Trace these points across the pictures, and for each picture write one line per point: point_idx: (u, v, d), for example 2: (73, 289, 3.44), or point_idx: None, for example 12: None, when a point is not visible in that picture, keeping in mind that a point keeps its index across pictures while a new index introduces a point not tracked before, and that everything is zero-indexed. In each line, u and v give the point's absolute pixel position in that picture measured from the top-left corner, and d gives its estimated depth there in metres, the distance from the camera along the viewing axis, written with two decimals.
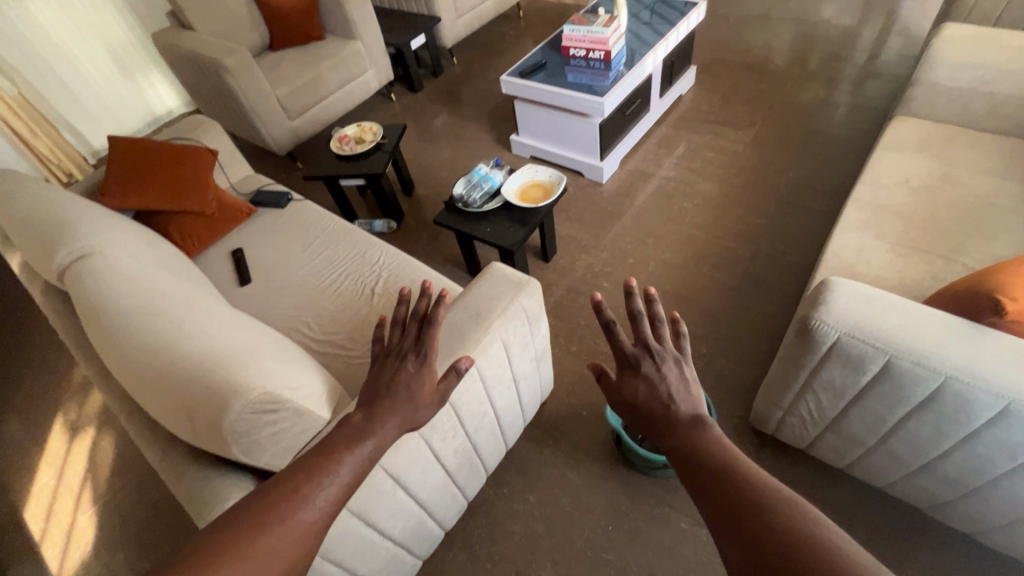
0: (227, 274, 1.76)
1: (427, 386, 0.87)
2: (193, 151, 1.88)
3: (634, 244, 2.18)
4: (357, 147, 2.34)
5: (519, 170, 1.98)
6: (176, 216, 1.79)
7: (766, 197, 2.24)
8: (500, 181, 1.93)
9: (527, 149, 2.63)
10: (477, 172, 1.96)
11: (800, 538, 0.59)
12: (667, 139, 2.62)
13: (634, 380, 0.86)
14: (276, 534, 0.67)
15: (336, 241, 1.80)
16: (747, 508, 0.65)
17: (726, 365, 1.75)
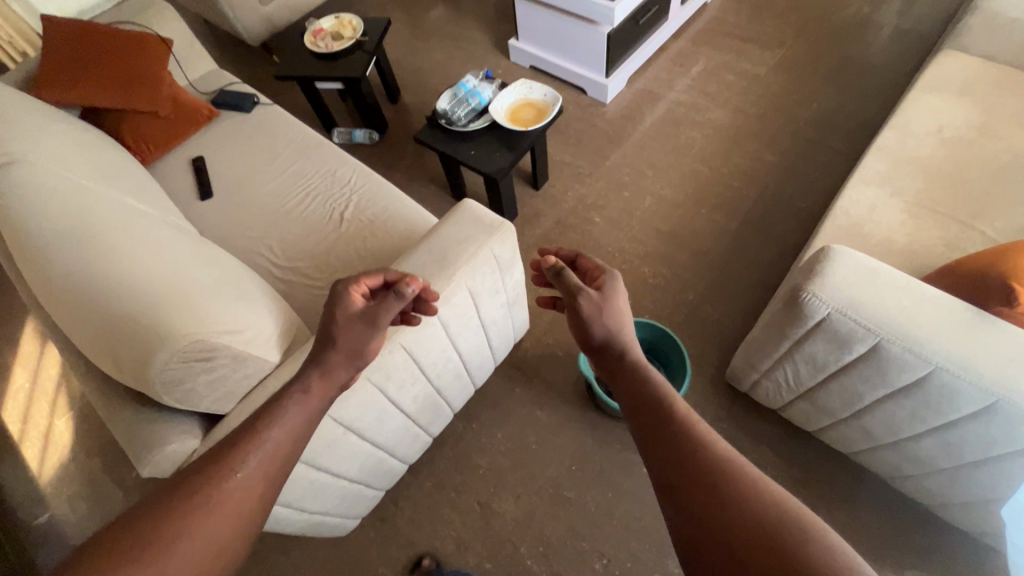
0: (187, 185, 1.63)
1: (355, 315, 0.87)
2: (146, 40, 1.67)
3: (633, 176, 2.02)
4: (334, 44, 2.07)
5: (510, 86, 1.76)
6: (129, 116, 1.62)
7: (784, 131, 2.03)
8: (488, 98, 1.74)
9: (527, 57, 2.36)
10: (463, 85, 1.76)
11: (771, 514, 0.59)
12: (684, 55, 2.34)
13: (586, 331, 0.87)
14: (219, 500, 0.65)
15: (306, 155, 1.64)
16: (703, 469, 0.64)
17: (712, 314, 1.68)
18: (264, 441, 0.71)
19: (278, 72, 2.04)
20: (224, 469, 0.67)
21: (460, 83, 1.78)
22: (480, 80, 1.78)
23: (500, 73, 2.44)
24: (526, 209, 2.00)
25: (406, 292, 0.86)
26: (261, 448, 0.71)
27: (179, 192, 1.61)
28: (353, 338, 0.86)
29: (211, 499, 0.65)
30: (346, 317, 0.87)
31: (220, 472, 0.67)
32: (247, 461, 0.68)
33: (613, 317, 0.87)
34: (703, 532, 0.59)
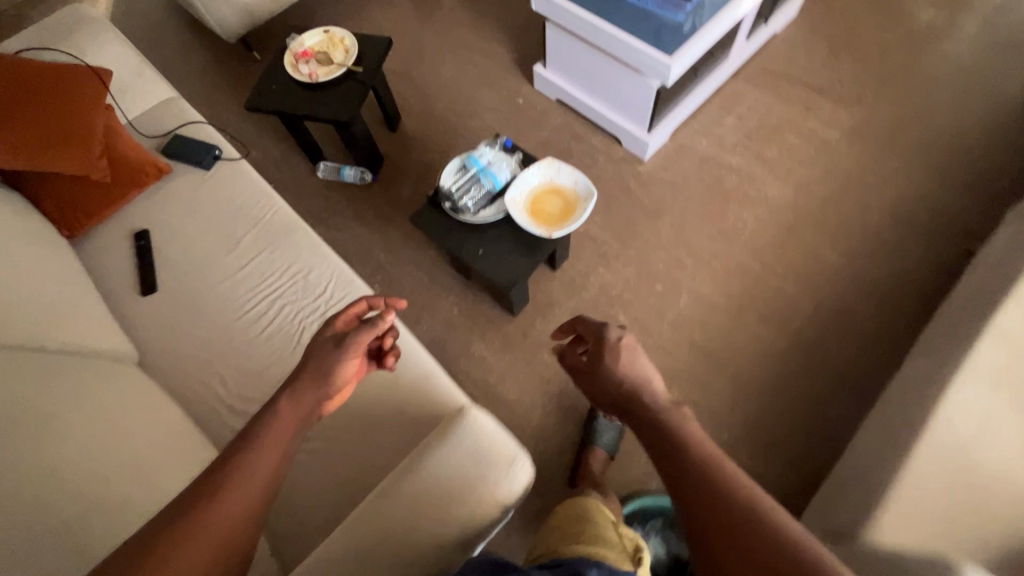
0: (128, 274, 1.31)
1: (334, 337, 0.96)
2: (70, 77, 1.30)
3: (668, 264, 1.71)
4: (319, 69, 1.67)
5: (532, 165, 1.41)
6: (54, 181, 1.30)
7: (853, 225, 1.70)
8: (503, 181, 1.40)
9: (554, 90, 1.98)
10: (471, 161, 1.42)
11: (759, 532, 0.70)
12: (743, 104, 1.94)
13: (610, 377, 0.95)
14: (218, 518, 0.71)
15: (275, 245, 1.33)
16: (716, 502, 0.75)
17: (750, 463, 1.43)
18: (239, 468, 0.76)
19: (249, 102, 1.65)
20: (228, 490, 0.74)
21: (468, 155, 1.44)
22: (493, 154, 1.44)
23: (521, 105, 2.05)
24: (538, 295, 1.70)
25: (381, 323, 0.95)
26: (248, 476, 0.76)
27: (119, 286, 1.30)
28: (325, 363, 0.92)
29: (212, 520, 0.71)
30: (326, 340, 0.95)
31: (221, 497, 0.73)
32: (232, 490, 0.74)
33: (626, 357, 0.97)
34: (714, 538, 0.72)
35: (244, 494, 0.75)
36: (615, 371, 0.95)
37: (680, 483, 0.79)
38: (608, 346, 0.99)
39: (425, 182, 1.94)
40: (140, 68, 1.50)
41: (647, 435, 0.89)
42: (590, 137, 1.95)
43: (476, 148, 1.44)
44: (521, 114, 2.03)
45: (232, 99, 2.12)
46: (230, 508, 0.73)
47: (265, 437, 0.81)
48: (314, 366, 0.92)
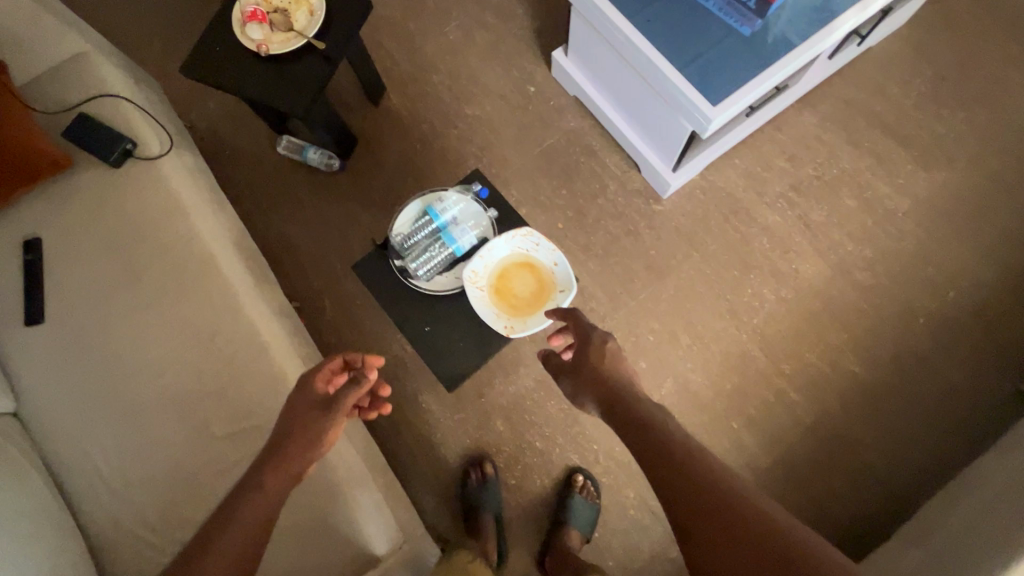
0: (10, 295, 1.12)
1: (318, 400, 0.95)
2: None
3: (659, 337, 1.46)
4: (274, 35, 1.31)
5: (506, 233, 1.12)
6: None
7: (889, 328, 1.42)
8: (465, 248, 1.13)
9: (573, 87, 1.60)
10: (432, 214, 1.14)
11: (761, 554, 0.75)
12: (803, 142, 1.56)
13: (598, 375, 1.02)
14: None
15: (183, 288, 1.12)
16: (714, 517, 0.80)
17: None
18: (230, 530, 0.80)
19: (184, 67, 1.33)
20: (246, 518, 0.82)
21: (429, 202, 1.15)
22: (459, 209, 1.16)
23: (531, 95, 1.67)
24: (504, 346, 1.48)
25: (365, 378, 0.96)
26: (240, 521, 0.81)
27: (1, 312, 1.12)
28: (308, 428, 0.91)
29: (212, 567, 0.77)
30: (310, 402, 0.94)
31: (238, 527, 0.81)
32: (227, 538, 0.80)
33: (611, 357, 1.06)
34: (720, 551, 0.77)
35: (233, 552, 0.79)
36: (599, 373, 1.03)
37: (680, 480, 0.85)
38: (596, 347, 1.06)
39: (401, 180, 1.63)
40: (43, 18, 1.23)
41: (632, 434, 0.94)
42: (605, 155, 1.60)
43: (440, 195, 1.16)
44: (529, 107, 1.66)
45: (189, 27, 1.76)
46: (212, 570, 0.77)
47: (246, 504, 0.83)
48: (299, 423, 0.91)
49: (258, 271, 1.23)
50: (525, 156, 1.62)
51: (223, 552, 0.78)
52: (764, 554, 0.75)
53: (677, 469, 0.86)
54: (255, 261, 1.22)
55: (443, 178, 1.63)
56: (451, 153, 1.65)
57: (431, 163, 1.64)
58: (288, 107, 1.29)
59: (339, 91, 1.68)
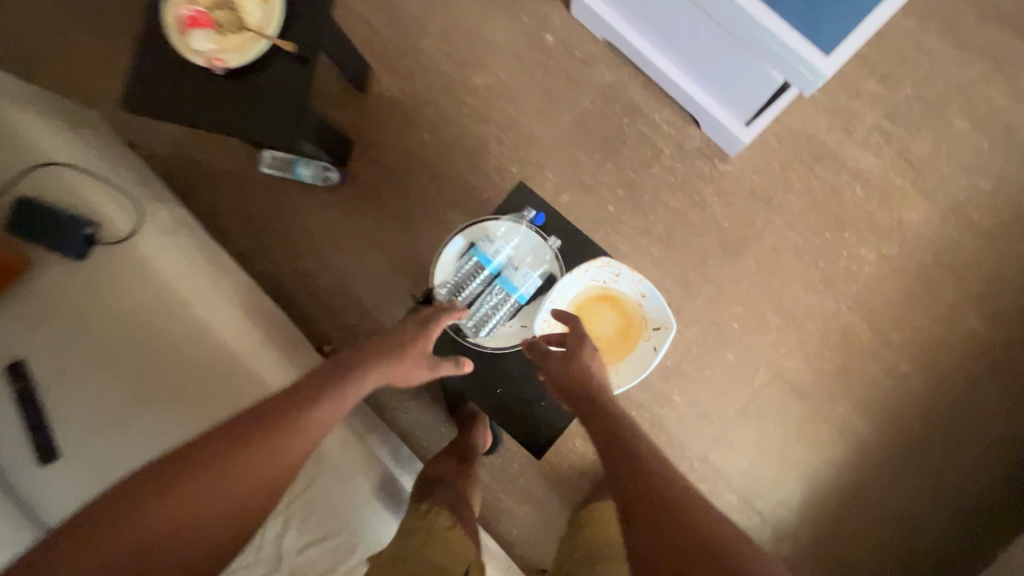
0: (11, 438, 0.95)
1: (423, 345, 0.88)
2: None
3: (745, 323, 1.27)
4: (223, 41, 1.01)
5: (577, 271, 0.92)
6: None
7: (1011, 275, 1.22)
8: (529, 292, 1.02)
9: (605, 28, 1.27)
10: (479, 258, 1.01)
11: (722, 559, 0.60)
12: (896, 56, 1.26)
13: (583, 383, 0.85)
14: (243, 481, 0.70)
15: (209, 397, 0.95)
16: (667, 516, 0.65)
17: None
18: (293, 439, 0.73)
19: (127, 101, 1.04)
20: (263, 468, 0.71)
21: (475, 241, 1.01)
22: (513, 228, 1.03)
23: (551, 49, 1.35)
24: None
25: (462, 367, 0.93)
26: (298, 440, 0.74)
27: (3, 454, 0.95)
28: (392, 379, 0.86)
29: (224, 490, 0.69)
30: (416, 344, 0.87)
31: (252, 472, 0.70)
32: (279, 451, 0.72)
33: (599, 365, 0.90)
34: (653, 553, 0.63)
35: (272, 475, 0.72)
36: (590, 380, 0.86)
37: (631, 474, 0.71)
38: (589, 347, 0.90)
39: (413, 182, 1.37)
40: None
41: (597, 431, 0.80)
42: (653, 111, 1.31)
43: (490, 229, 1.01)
44: (550, 64, 1.35)
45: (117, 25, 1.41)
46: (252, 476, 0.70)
47: (309, 424, 0.75)
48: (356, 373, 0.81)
49: (290, 350, 1.05)
50: (556, 128, 1.34)
51: (234, 482, 0.70)
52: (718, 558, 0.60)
53: (635, 469, 0.72)
54: (285, 344, 1.04)
55: (462, 171, 1.36)
56: (466, 138, 1.37)
57: (445, 155, 1.37)
58: (267, 140, 1.02)
59: (319, 82, 1.38)
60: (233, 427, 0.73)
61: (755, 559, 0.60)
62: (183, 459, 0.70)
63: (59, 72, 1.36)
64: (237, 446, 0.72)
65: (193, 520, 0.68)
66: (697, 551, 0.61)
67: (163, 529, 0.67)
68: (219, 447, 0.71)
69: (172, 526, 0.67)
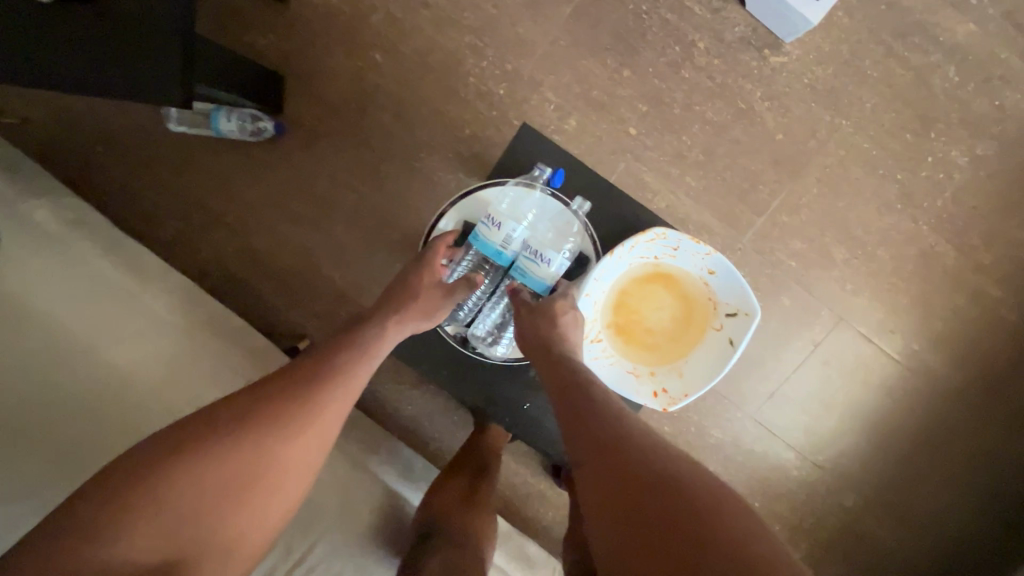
0: None
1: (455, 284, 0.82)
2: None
3: (805, 258, 1.04)
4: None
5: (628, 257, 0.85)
6: None
7: None
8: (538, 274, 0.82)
9: None
10: (485, 247, 0.83)
11: (703, 520, 0.50)
12: None
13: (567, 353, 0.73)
14: (281, 453, 0.60)
15: None
16: (638, 482, 0.55)
17: (879, 534, 1.10)
18: (331, 403, 0.64)
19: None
20: (297, 431, 0.61)
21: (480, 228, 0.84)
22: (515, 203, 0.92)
23: None
24: None
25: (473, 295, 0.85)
26: (336, 404, 0.65)
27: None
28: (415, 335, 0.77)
29: (269, 448, 0.60)
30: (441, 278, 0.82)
31: (283, 436, 0.60)
32: (328, 407, 0.64)
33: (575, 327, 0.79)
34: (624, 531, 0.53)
35: (316, 441, 0.63)
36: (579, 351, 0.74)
37: (595, 438, 0.61)
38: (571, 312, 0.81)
39: (372, 120, 1.05)
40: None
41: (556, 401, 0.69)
42: None
43: (496, 213, 0.83)
44: None
45: None
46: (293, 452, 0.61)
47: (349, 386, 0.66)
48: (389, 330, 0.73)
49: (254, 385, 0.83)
50: (551, 26, 1.00)
51: (265, 446, 0.60)
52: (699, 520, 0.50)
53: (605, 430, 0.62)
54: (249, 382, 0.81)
55: (434, 100, 1.04)
56: (433, 51, 1.02)
57: (408, 78, 1.03)
58: (134, 94, 0.69)
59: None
60: (257, 397, 0.62)
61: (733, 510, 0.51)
62: (200, 418, 0.59)
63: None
64: (258, 406, 0.61)
65: (215, 490, 0.57)
66: (683, 517, 0.51)
67: (192, 504, 0.57)
68: (242, 406, 0.61)
69: (189, 494, 0.56)
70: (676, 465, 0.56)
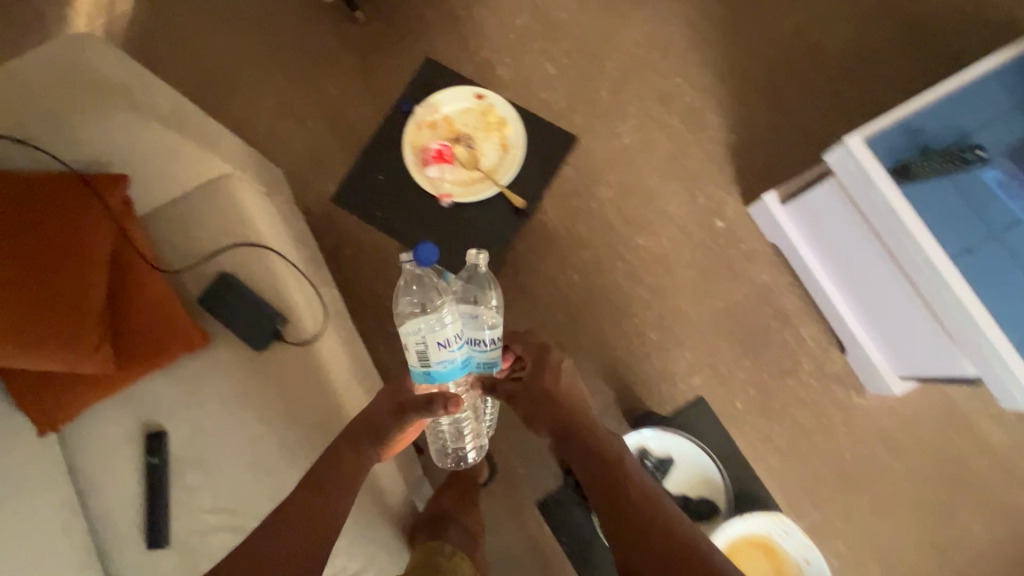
0: (129, 513, 0.89)
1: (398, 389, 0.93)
2: (72, 211, 0.80)
3: (845, 562, 1.24)
4: (458, 177, 1.34)
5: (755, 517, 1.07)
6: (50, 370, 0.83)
7: None
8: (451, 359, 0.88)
9: (782, 239, 1.31)
10: (450, 374, 0.86)
11: (668, 524, 0.79)
12: None
13: (540, 393, 0.98)
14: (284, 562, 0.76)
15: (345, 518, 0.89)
16: (626, 503, 0.82)
17: None
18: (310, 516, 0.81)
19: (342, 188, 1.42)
20: (288, 543, 0.78)
21: (429, 367, 0.85)
22: (445, 296, 0.92)
23: (718, 234, 1.38)
24: None
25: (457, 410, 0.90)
26: (316, 513, 0.81)
27: (117, 527, 0.89)
28: (385, 437, 0.89)
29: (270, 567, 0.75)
30: (403, 394, 0.91)
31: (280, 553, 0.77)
32: (309, 519, 0.80)
33: (568, 380, 1.02)
34: (622, 528, 0.80)
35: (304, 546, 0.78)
36: (543, 389, 0.99)
37: (594, 465, 0.89)
38: (554, 369, 1.02)
39: (550, 316, 1.37)
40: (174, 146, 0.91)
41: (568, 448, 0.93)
42: (802, 326, 1.33)
43: (433, 343, 0.82)
44: (713, 247, 1.38)
45: (315, 95, 1.50)
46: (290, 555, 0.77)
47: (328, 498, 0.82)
48: (353, 453, 0.87)
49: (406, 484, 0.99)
50: (701, 310, 1.35)
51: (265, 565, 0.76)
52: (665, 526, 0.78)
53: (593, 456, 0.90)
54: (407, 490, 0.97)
55: (601, 321, 1.36)
56: (614, 290, 1.37)
57: (588, 299, 1.37)
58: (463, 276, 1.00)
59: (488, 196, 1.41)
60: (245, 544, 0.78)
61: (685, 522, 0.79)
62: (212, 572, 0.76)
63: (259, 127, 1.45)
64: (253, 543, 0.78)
65: None
66: (662, 528, 0.78)
67: None
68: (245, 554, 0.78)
69: None
70: (657, 497, 0.83)
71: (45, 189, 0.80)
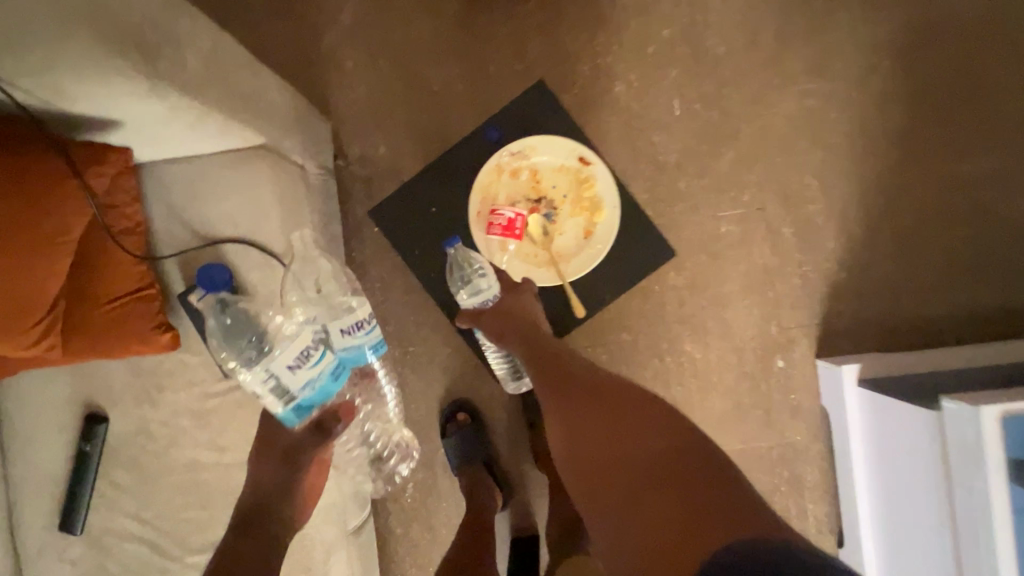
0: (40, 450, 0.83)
1: (266, 435, 0.81)
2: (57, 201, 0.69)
3: None
4: (523, 249, 1.16)
5: None
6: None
7: None
8: (321, 380, 0.77)
9: (834, 410, 1.16)
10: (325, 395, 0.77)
11: (679, 459, 0.72)
12: None
13: (520, 341, 0.96)
14: None
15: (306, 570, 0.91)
16: (633, 439, 0.76)
17: None
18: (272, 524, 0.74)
19: (394, 193, 1.21)
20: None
21: (296, 399, 0.77)
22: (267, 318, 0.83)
23: (771, 372, 1.21)
24: None
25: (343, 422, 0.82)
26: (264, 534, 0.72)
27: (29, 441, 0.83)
28: (291, 489, 0.77)
29: None
30: (277, 446, 0.79)
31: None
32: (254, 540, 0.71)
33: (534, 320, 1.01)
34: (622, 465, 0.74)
35: None
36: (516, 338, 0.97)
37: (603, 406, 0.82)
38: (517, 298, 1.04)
39: None
40: (195, 113, 0.69)
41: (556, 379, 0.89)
42: (810, 501, 1.21)
43: (280, 367, 0.74)
44: (761, 384, 1.22)
45: (397, 30, 1.22)
46: None
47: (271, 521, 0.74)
48: (284, 472, 0.77)
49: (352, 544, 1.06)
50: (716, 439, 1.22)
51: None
52: (677, 458, 0.72)
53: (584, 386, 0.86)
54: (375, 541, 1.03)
55: None
56: None
57: None
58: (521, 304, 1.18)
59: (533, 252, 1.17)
60: None
61: (684, 465, 0.71)
62: None
63: (325, 47, 1.22)
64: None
65: None
66: (691, 470, 0.70)
67: None
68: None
69: None
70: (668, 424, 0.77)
71: (13, 148, 0.67)
